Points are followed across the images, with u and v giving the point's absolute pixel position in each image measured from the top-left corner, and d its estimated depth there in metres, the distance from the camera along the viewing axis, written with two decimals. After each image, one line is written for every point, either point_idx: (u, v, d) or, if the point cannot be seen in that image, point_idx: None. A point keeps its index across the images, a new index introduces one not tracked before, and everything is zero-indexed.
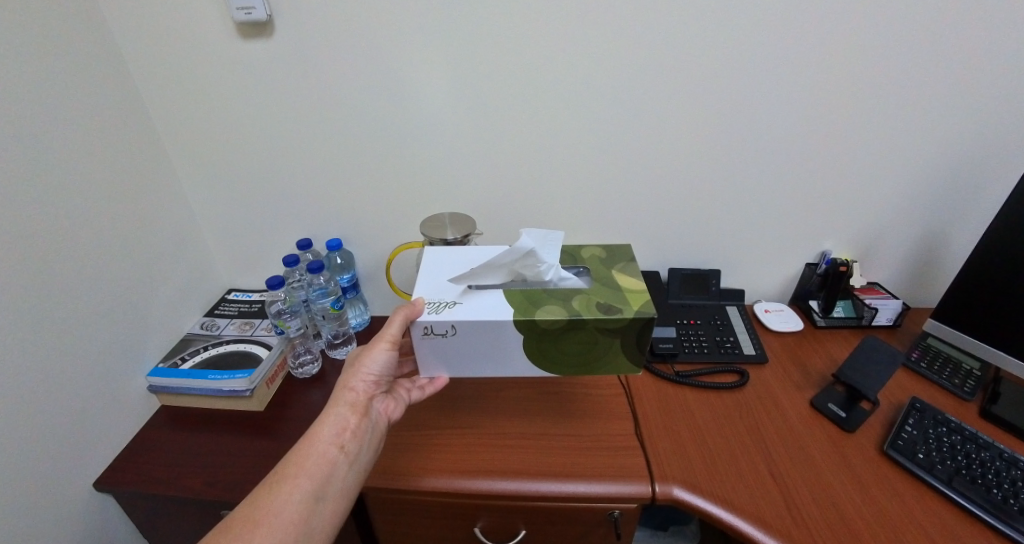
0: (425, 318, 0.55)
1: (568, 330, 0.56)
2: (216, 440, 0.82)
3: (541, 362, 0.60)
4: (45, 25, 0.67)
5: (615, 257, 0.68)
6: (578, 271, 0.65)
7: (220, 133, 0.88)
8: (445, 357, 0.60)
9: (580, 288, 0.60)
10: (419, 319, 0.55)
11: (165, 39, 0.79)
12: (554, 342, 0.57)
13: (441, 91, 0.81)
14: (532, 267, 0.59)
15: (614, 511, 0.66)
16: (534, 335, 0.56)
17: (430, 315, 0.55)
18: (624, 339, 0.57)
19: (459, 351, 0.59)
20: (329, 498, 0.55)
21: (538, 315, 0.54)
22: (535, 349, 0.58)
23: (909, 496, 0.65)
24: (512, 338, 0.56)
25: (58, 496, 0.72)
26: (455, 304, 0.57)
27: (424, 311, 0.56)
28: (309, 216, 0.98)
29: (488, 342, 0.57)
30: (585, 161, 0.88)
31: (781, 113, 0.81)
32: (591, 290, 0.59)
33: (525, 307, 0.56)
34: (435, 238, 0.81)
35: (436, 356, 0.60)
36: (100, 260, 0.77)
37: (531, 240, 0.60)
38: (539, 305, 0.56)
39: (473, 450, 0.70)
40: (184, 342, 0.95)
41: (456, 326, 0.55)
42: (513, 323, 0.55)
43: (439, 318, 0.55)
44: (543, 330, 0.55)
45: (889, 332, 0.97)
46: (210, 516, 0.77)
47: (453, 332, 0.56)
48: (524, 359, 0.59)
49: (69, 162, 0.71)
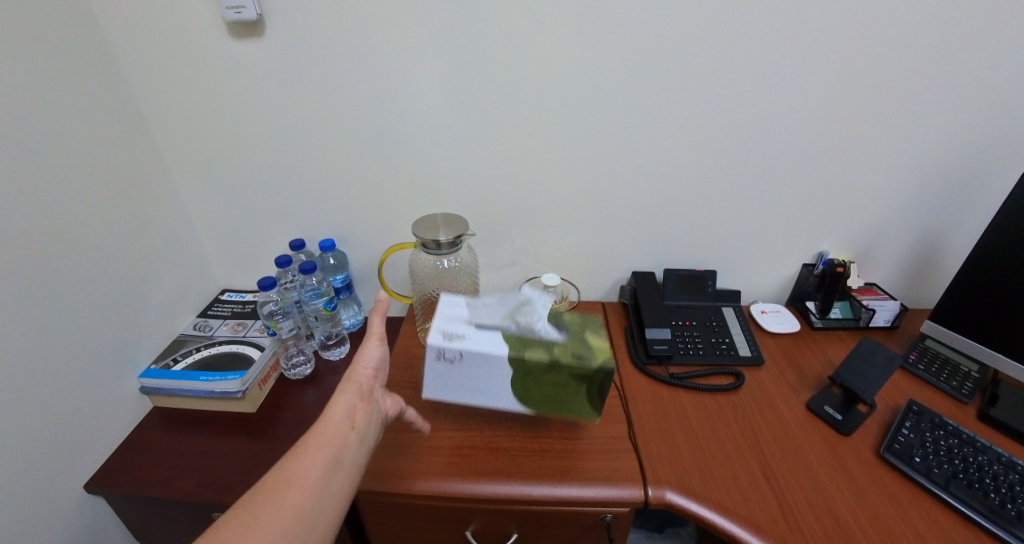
0: (439, 343, 0.58)
1: (550, 370, 0.60)
2: (209, 441, 0.82)
3: (521, 395, 0.63)
4: (34, 24, 0.66)
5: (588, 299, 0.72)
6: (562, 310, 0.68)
7: (213, 132, 0.87)
8: (444, 381, 0.62)
9: (564, 337, 0.62)
10: (433, 343, 0.58)
11: (156, 37, 0.78)
12: (536, 378, 0.61)
13: (434, 91, 0.81)
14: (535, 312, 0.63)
15: (607, 515, 0.66)
16: (519, 372, 0.60)
17: (443, 341, 0.58)
18: (590, 384, 0.63)
19: (460, 377, 0.61)
20: (343, 479, 0.53)
21: (529, 356, 0.59)
22: (518, 385, 0.62)
23: (906, 501, 0.64)
24: (501, 375, 0.60)
25: (50, 499, 0.71)
26: (466, 332, 0.59)
27: (437, 337, 0.58)
28: (303, 217, 0.97)
29: (486, 373, 0.60)
30: (580, 162, 0.87)
31: (778, 113, 0.80)
32: (572, 336, 0.63)
33: (518, 344, 0.59)
34: (427, 239, 0.79)
35: (437, 380, 0.62)
36: (93, 259, 0.76)
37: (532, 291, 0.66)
38: (532, 340, 0.60)
39: (465, 453, 0.69)
40: (177, 343, 0.95)
41: (464, 355, 0.58)
42: (506, 357, 0.58)
43: (451, 344, 0.57)
44: (529, 368, 0.60)
45: (887, 333, 0.96)
46: (203, 518, 0.77)
47: (460, 359, 0.59)
48: (506, 392, 0.63)
49: (60, 161, 0.71)
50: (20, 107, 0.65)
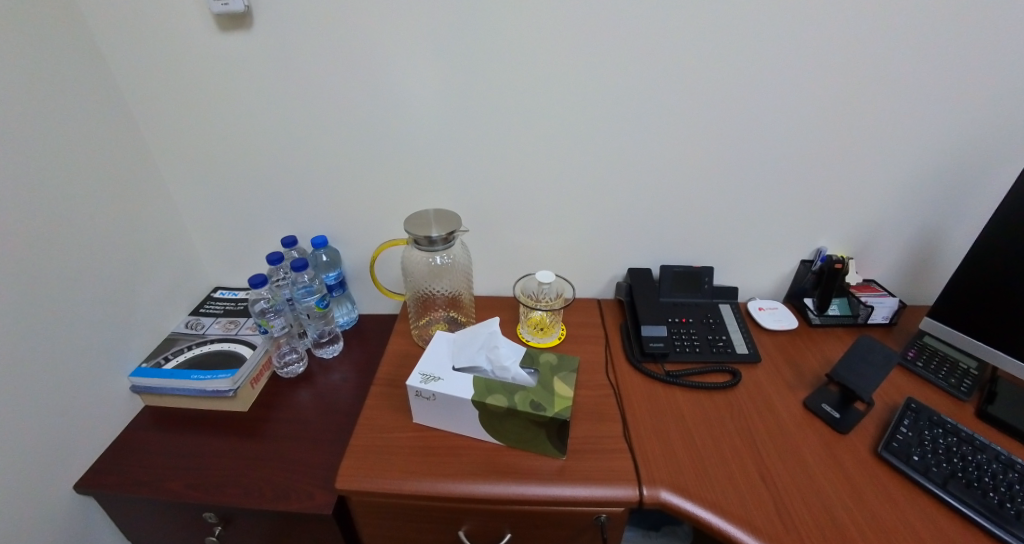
0: (416, 384, 0.67)
1: (510, 415, 0.65)
2: (200, 441, 0.81)
3: (491, 432, 0.69)
4: (21, 17, 0.65)
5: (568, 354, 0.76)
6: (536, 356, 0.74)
7: (202, 128, 0.86)
8: (428, 415, 0.71)
9: (528, 385, 0.67)
10: (411, 384, 0.67)
11: (142, 31, 0.77)
12: (500, 422, 0.66)
13: (427, 85, 0.80)
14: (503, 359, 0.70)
15: (601, 515, 0.65)
16: (484, 414, 0.66)
17: (420, 382, 0.67)
18: (548, 431, 0.64)
19: (435, 412, 0.69)
20: None
21: (489, 400, 0.64)
22: (486, 424, 0.67)
23: (903, 500, 0.63)
24: (469, 414, 0.67)
25: (39, 500, 0.70)
26: (440, 377, 0.68)
27: (416, 378, 0.68)
28: (295, 214, 0.96)
29: (456, 412, 0.68)
30: (574, 159, 0.86)
31: (775, 108, 0.79)
32: (535, 386, 0.67)
33: (483, 390, 0.66)
34: (419, 236, 0.77)
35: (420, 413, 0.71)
36: (82, 257, 0.75)
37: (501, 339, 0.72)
38: (495, 389, 0.66)
39: (458, 453, 0.68)
40: (168, 341, 0.94)
41: (436, 395, 0.66)
42: (470, 403, 0.65)
43: (426, 385, 0.67)
44: (491, 412, 0.65)
45: (885, 331, 0.95)
46: (195, 519, 0.76)
47: (434, 398, 0.67)
48: (478, 430, 0.69)
49: (47, 157, 0.69)
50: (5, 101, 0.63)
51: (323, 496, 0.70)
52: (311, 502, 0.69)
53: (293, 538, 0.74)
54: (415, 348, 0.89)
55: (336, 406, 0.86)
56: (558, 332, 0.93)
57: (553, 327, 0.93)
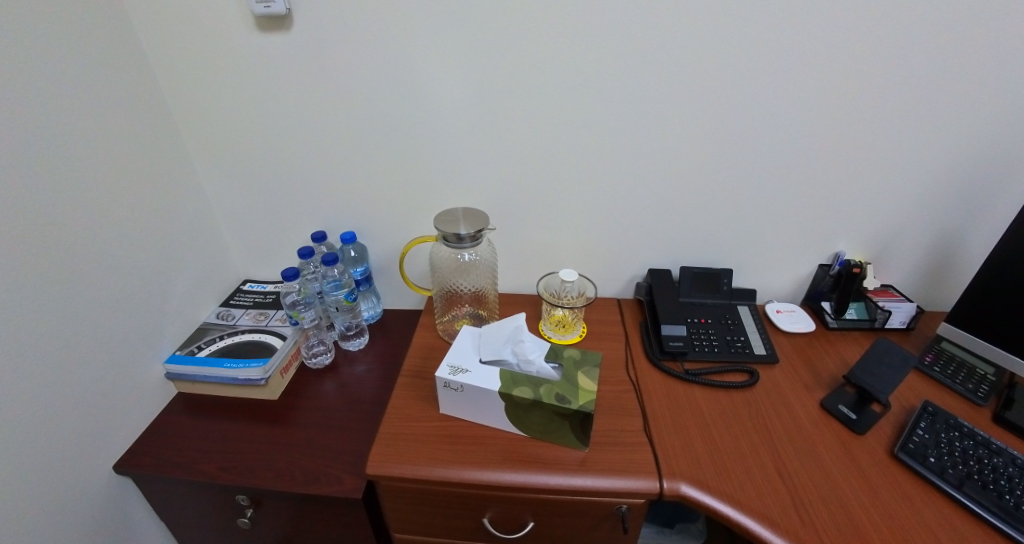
0: (444, 376, 0.69)
1: (535, 408, 0.67)
2: (232, 426, 0.85)
3: (517, 424, 0.71)
4: (57, 13, 0.68)
5: (588, 357, 0.75)
6: (558, 359, 0.74)
7: (236, 126, 0.90)
8: (456, 406, 0.73)
9: (551, 378, 0.69)
10: (439, 375, 0.70)
11: (183, 29, 0.80)
12: (526, 413, 0.68)
13: (455, 88, 0.82)
14: (527, 358, 0.72)
15: (621, 506, 0.67)
16: (511, 405, 0.68)
17: (448, 374, 0.70)
18: (571, 423, 0.66)
19: (466, 402, 0.71)
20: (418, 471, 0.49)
21: (515, 392, 0.67)
22: (511, 416, 0.70)
23: (920, 500, 0.64)
24: (496, 406, 0.69)
25: (82, 478, 0.74)
26: (467, 370, 0.70)
27: (444, 370, 0.71)
28: (324, 210, 0.99)
29: (484, 403, 0.70)
30: (595, 167, 0.89)
31: (790, 117, 0.81)
32: (559, 380, 0.69)
33: (508, 383, 0.68)
34: (448, 232, 0.80)
35: (451, 404, 0.73)
36: (117, 248, 0.79)
37: (527, 338, 0.74)
38: (518, 384, 0.68)
39: (481, 442, 0.71)
40: (201, 331, 0.98)
41: (464, 386, 0.69)
42: (496, 394, 0.67)
43: (454, 378, 0.69)
44: (517, 403, 0.67)
45: (902, 335, 0.96)
46: (226, 501, 0.79)
47: (462, 389, 0.70)
48: (505, 420, 0.71)
49: (91, 152, 0.74)
50: (41, 94, 0.66)
51: (351, 481, 0.73)
52: (340, 486, 0.72)
53: (320, 521, 0.77)
54: (439, 341, 0.92)
55: (362, 396, 0.89)
56: (579, 329, 0.95)
57: (574, 324, 0.95)
